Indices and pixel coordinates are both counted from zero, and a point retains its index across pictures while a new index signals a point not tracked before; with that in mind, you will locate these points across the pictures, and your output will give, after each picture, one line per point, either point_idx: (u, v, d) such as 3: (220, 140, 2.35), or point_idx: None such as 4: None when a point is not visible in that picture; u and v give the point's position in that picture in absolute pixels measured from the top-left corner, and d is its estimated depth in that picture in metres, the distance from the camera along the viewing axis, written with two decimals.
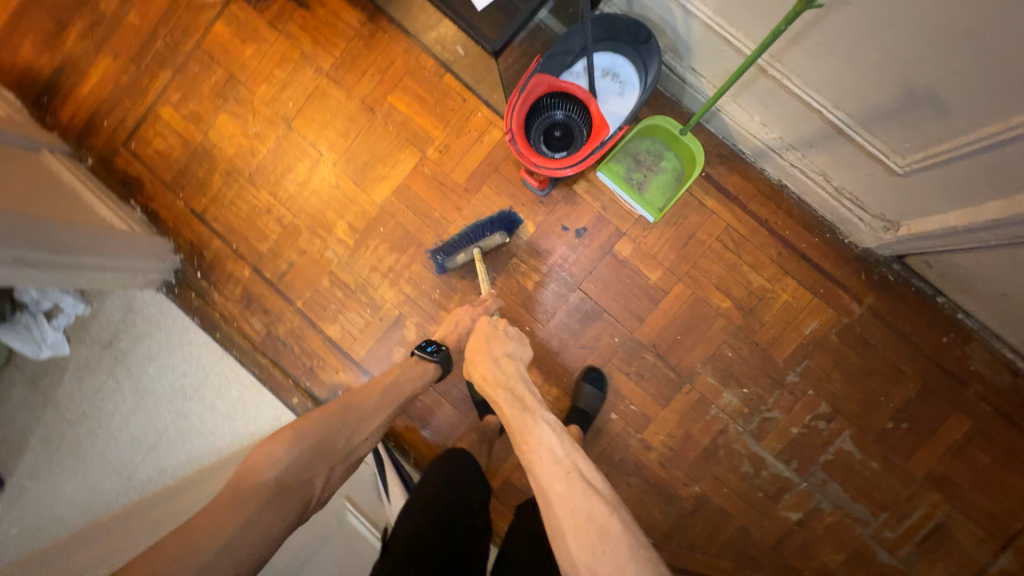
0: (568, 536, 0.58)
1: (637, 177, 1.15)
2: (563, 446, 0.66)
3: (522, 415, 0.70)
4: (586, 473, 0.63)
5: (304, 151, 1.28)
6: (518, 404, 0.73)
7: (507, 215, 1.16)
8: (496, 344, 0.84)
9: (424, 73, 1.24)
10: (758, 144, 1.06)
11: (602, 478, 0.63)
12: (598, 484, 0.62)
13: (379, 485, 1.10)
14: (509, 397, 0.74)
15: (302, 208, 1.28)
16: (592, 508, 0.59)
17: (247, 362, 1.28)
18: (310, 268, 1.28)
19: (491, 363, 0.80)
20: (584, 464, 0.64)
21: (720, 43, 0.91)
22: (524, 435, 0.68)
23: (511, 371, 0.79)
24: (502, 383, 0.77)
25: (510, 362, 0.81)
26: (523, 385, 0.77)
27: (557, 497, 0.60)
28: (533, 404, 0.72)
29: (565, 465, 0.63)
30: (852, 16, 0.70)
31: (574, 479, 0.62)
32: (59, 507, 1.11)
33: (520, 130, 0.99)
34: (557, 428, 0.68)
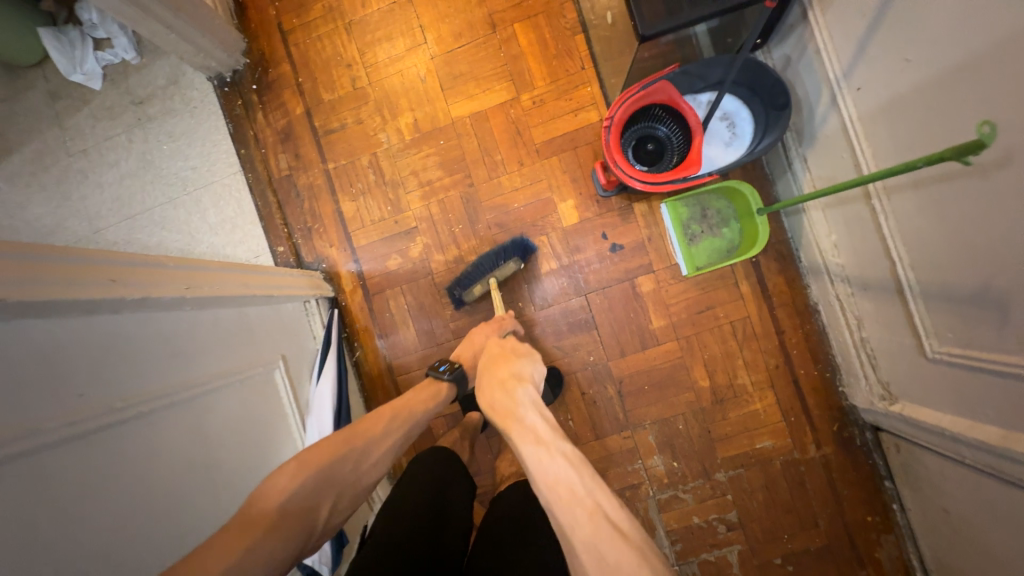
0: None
1: (694, 228, 1.15)
2: (583, 483, 0.58)
3: (536, 451, 0.63)
4: (611, 517, 0.55)
5: (411, 30, 1.23)
6: (530, 434, 0.67)
7: (522, 241, 1.16)
8: (503, 368, 0.82)
9: (562, 22, 1.19)
10: (819, 261, 1.05)
11: (628, 519, 0.55)
12: (626, 528, 0.54)
13: (315, 364, 1.09)
14: (519, 428, 0.68)
15: (381, 80, 1.24)
16: (619, 562, 0.50)
17: (255, 192, 1.25)
18: (358, 140, 1.24)
19: (497, 389, 0.77)
20: (608, 503, 0.56)
21: (843, 149, 0.88)
22: (544, 471, 0.61)
23: (521, 395, 0.75)
24: (511, 410, 0.72)
25: (519, 385, 0.77)
26: (533, 409, 0.71)
27: (584, 552, 0.52)
28: (548, 434, 0.66)
29: (587, 506, 0.56)
30: (982, 190, 0.66)
31: (600, 525, 0.53)
32: (42, 218, 1.25)
33: (619, 124, 0.95)
34: (574, 461, 0.61)
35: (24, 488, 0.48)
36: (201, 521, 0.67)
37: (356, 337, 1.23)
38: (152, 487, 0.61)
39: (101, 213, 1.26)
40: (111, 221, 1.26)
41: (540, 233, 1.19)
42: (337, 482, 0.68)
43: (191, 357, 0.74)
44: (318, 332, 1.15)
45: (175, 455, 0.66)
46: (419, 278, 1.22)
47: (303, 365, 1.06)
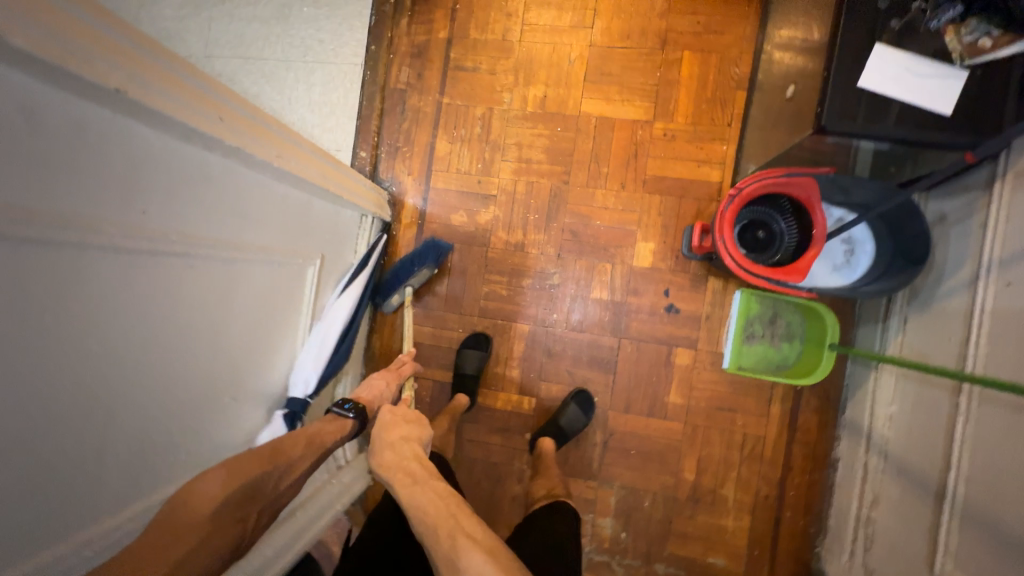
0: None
1: (755, 329, 1.06)
2: (445, 509, 0.67)
3: (411, 492, 0.71)
4: (469, 532, 0.64)
5: (583, 9, 1.18)
6: (409, 479, 0.73)
7: (434, 245, 1.15)
8: (394, 428, 0.83)
9: (731, 71, 1.13)
10: (865, 422, 0.99)
11: (484, 531, 0.65)
12: (482, 540, 0.63)
13: (346, 276, 1.07)
14: (401, 480, 0.73)
15: (531, 44, 1.20)
16: (467, 568, 0.59)
17: (365, 90, 1.23)
18: (481, 88, 1.21)
19: (385, 448, 0.80)
20: (467, 522, 0.66)
21: (955, 333, 0.82)
22: (419, 511, 0.68)
23: (405, 450, 0.79)
24: (398, 463, 0.76)
25: (405, 441, 0.80)
26: (418, 462, 0.76)
27: (447, 572, 0.60)
28: (424, 477, 0.73)
29: (447, 527, 0.65)
30: None
31: (458, 540, 0.62)
32: (168, 22, 1.26)
33: (743, 199, 0.90)
34: (444, 496, 0.70)
35: (63, 277, 0.47)
36: (190, 379, 0.67)
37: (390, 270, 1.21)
38: (165, 326, 0.60)
39: (220, 41, 1.26)
40: (225, 54, 1.26)
41: (606, 259, 1.14)
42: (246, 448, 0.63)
43: (249, 222, 0.73)
44: (360, 248, 1.14)
45: (196, 305, 0.65)
46: (475, 244, 1.19)
47: (334, 272, 1.04)
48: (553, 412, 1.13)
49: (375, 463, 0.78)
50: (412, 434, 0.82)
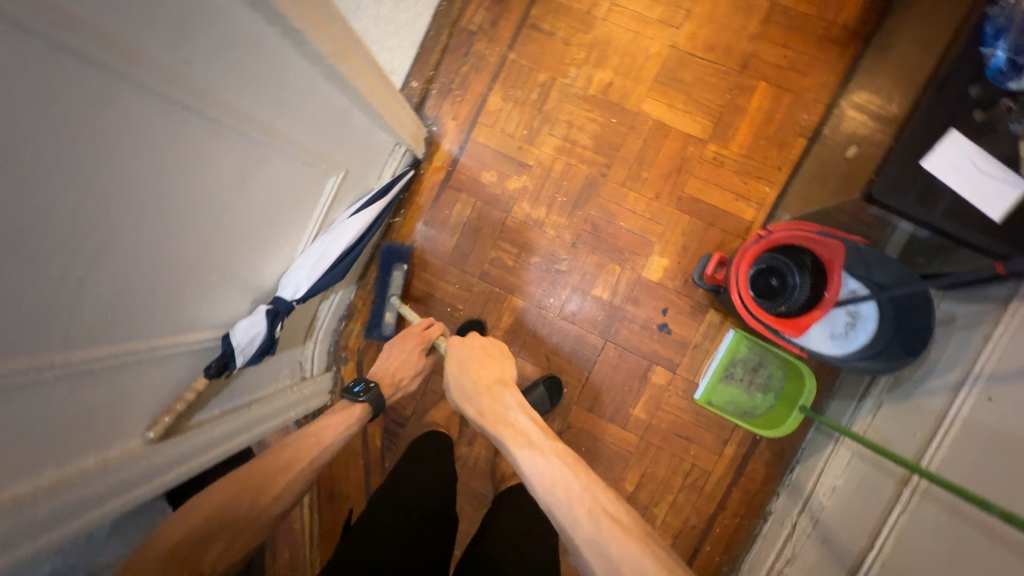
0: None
1: (735, 372, 1.10)
2: (579, 481, 0.64)
3: (533, 456, 0.69)
4: (607, 509, 0.61)
5: (676, 7, 1.14)
6: (523, 438, 0.72)
7: (387, 249, 1.16)
8: (483, 371, 0.87)
9: (798, 116, 1.11)
10: (808, 486, 1.02)
11: (626, 513, 0.61)
12: (629, 524, 0.58)
13: (363, 197, 1.06)
14: (508, 433, 0.74)
15: (614, 26, 1.16)
16: (621, 557, 0.55)
17: (435, 20, 1.19)
18: (550, 55, 1.18)
19: (484, 395, 0.83)
20: (608, 501, 0.62)
21: (922, 428, 0.84)
22: (539, 471, 0.67)
23: (507, 401, 0.81)
24: (503, 415, 0.78)
25: (501, 387, 0.83)
26: (523, 413, 0.77)
27: (592, 556, 0.56)
28: (538, 439, 0.72)
29: (587, 504, 0.61)
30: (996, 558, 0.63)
31: (601, 521, 0.59)
32: None
33: (768, 244, 0.89)
34: (565, 458, 0.68)
35: (94, 97, 0.44)
36: (187, 246, 0.66)
37: (406, 206, 1.20)
38: (179, 184, 0.59)
39: None
40: None
41: (618, 261, 1.14)
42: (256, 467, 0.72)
43: (285, 109, 0.72)
44: (384, 176, 1.12)
45: (213, 173, 0.64)
46: (497, 207, 1.18)
47: (353, 190, 1.03)
48: (521, 388, 1.14)
49: (473, 409, 0.82)
50: (502, 377, 0.86)
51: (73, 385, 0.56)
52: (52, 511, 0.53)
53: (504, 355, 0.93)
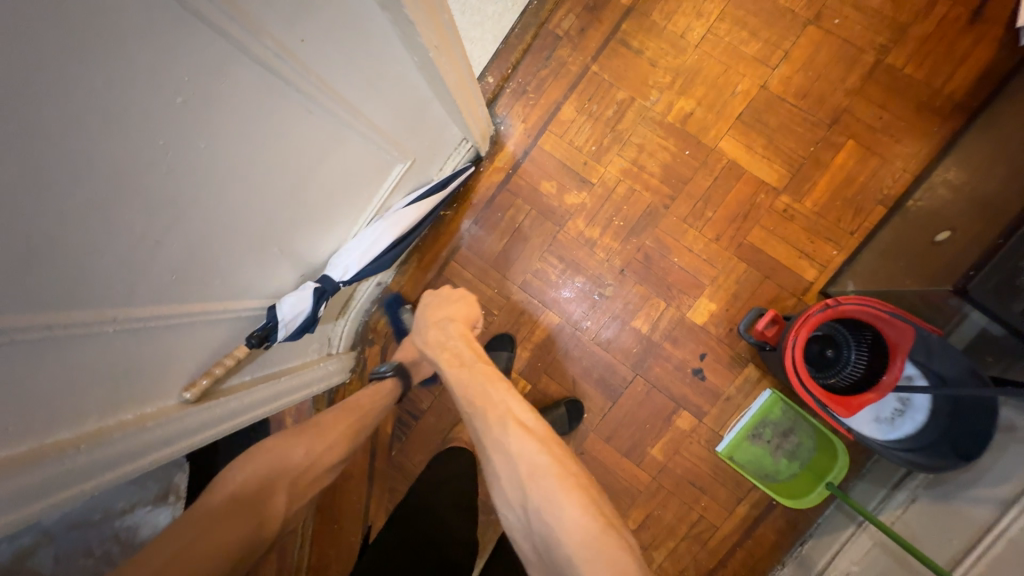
0: (504, 482, 0.62)
1: (763, 432, 1.07)
2: (496, 394, 0.69)
3: (460, 374, 0.74)
4: (516, 416, 0.66)
5: (775, 46, 1.09)
6: (456, 360, 0.76)
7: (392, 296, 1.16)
8: (440, 310, 0.89)
9: (881, 183, 1.05)
10: (819, 565, 0.99)
11: (535, 421, 0.66)
12: (532, 428, 0.64)
13: (422, 187, 1.04)
14: (443, 356, 0.78)
15: (706, 55, 1.11)
16: (517, 453, 0.61)
17: (523, 18, 1.16)
18: (634, 75, 1.14)
19: (431, 326, 0.85)
20: (519, 410, 0.67)
21: (958, 535, 0.80)
22: (467, 389, 0.71)
23: (450, 332, 0.83)
24: (443, 341, 0.81)
25: (448, 321, 0.85)
26: (464, 343, 0.80)
27: (497, 453, 0.63)
28: (471, 360, 0.76)
29: (496, 411, 0.67)
30: None
31: (506, 424, 0.64)
32: None
33: (834, 313, 0.86)
34: (489, 377, 0.72)
35: (208, 64, 0.44)
36: (255, 216, 0.65)
37: (459, 201, 1.18)
38: (261, 155, 0.58)
39: None
40: None
41: (664, 297, 1.11)
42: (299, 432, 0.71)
43: (373, 93, 0.70)
44: (445, 169, 1.10)
45: (294, 149, 0.63)
46: (550, 219, 1.15)
47: (415, 178, 1.01)
48: (542, 406, 1.13)
49: (421, 334, 0.86)
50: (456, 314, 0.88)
51: (127, 341, 0.55)
52: (90, 461, 0.53)
53: (464, 295, 0.95)
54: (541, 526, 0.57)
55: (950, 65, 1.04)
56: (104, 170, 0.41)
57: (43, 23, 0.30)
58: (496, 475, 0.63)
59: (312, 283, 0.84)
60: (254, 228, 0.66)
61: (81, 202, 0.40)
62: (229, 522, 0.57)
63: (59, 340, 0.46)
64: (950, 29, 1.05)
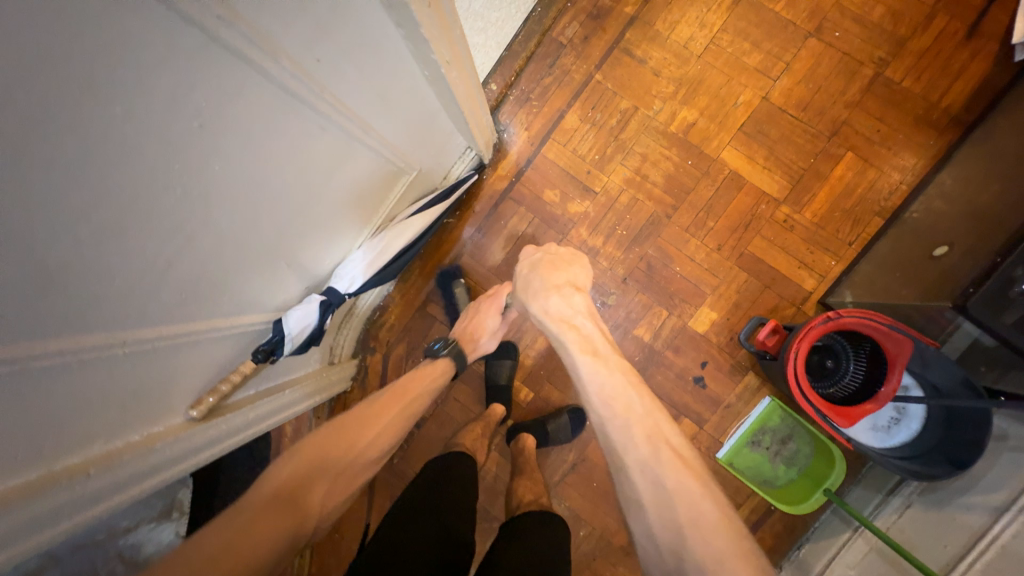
0: (646, 511, 0.59)
1: (762, 439, 1.09)
2: (642, 404, 0.67)
3: (595, 364, 0.71)
4: (671, 444, 0.63)
5: (776, 58, 1.10)
6: (589, 347, 0.74)
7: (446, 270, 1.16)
8: (556, 273, 0.85)
9: (878, 194, 1.08)
10: (816, 569, 1.01)
11: (685, 447, 0.64)
12: (688, 459, 0.62)
13: (426, 196, 1.04)
14: (574, 340, 0.75)
15: (708, 65, 1.12)
16: (676, 490, 0.58)
17: (527, 25, 1.15)
18: (637, 84, 1.14)
19: (552, 293, 0.81)
20: (670, 433, 0.65)
21: (951, 541, 0.83)
22: (615, 395, 0.68)
23: (578, 308, 0.80)
24: (570, 318, 0.79)
25: (572, 291, 0.82)
26: (591, 323, 0.79)
27: (644, 476, 0.60)
28: (607, 352, 0.75)
29: (647, 429, 0.64)
30: None
31: (660, 449, 0.62)
32: None
33: (836, 326, 0.87)
34: (631, 383, 0.70)
35: (225, 87, 0.44)
36: (267, 231, 0.65)
37: (463, 209, 1.18)
38: (273, 173, 0.58)
39: None
40: None
41: (666, 306, 1.12)
42: (335, 431, 0.70)
43: (383, 106, 0.70)
44: (449, 178, 1.10)
45: (305, 165, 0.63)
46: (553, 227, 1.16)
47: (420, 188, 1.00)
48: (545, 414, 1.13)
49: (532, 301, 0.82)
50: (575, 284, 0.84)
51: (137, 361, 0.54)
52: (98, 486, 0.52)
53: (575, 255, 0.91)
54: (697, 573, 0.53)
55: (946, 80, 1.06)
56: (119, 199, 0.40)
57: (66, 54, 0.30)
58: (640, 498, 0.59)
59: (317, 295, 0.83)
60: (266, 242, 0.66)
61: (94, 230, 0.39)
62: (280, 512, 0.55)
63: (71, 366, 0.45)
64: (947, 43, 1.07)
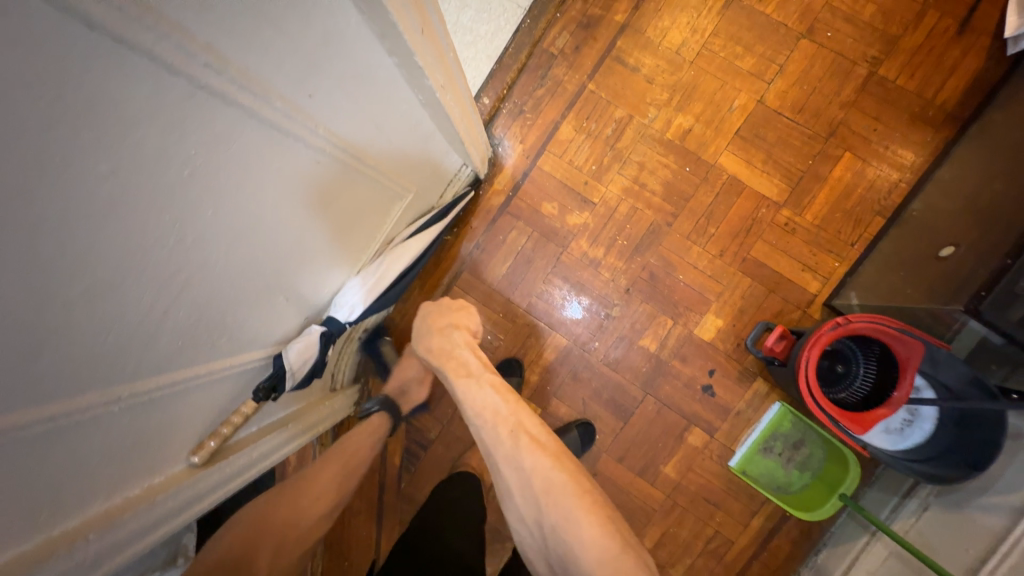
0: (515, 500, 0.61)
1: (774, 446, 1.08)
2: (508, 406, 0.67)
3: (468, 383, 0.70)
4: (530, 432, 0.64)
5: (770, 60, 1.10)
6: (464, 370, 0.74)
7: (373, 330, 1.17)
8: (440, 313, 0.85)
9: (879, 193, 1.07)
10: (835, 575, 1.00)
11: (548, 437, 0.65)
12: (545, 443, 0.63)
13: (423, 216, 1.02)
14: (451, 369, 0.75)
15: (701, 71, 1.11)
16: (536, 472, 0.60)
17: (517, 38, 1.14)
18: (631, 92, 1.13)
19: (434, 333, 0.81)
20: (530, 424, 0.65)
21: (972, 544, 0.82)
22: (475, 401, 0.69)
23: (457, 339, 0.81)
24: (450, 352, 0.78)
25: (452, 327, 0.82)
26: (470, 350, 0.78)
27: (507, 467, 0.62)
28: (477, 370, 0.74)
29: (508, 424, 0.65)
30: None
31: (519, 438, 0.63)
32: None
33: (846, 332, 0.86)
34: (500, 388, 0.70)
35: (217, 132, 0.42)
36: (263, 269, 0.63)
37: (460, 226, 1.16)
38: (269, 211, 0.57)
39: None
40: None
41: (671, 315, 1.11)
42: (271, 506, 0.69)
43: (377, 134, 0.68)
44: (446, 196, 1.08)
45: (300, 200, 0.61)
46: (552, 240, 1.14)
47: (416, 208, 0.98)
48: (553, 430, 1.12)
49: (422, 341, 0.82)
50: (459, 321, 0.85)
51: (134, 415, 0.52)
52: (98, 549, 0.49)
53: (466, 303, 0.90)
54: (558, 541, 0.57)
55: (940, 76, 1.06)
56: (110, 255, 0.38)
57: (49, 116, 0.28)
58: (510, 492, 0.62)
59: (317, 326, 0.81)
60: (262, 280, 0.64)
61: (85, 290, 0.37)
62: None
63: (66, 429, 0.43)
64: (939, 40, 1.06)
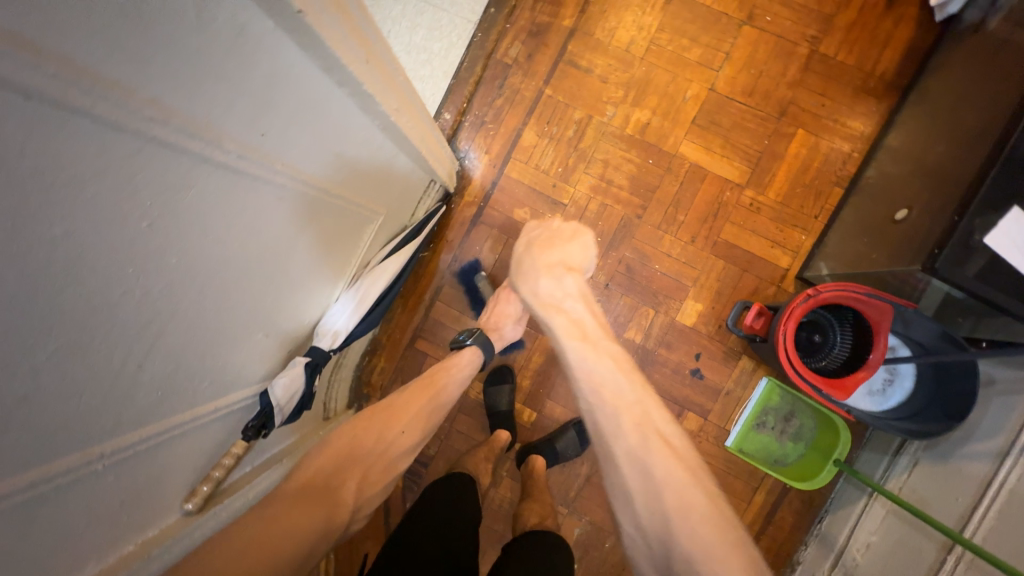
0: (633, 506, 0.54)
1: (767, 420, 1.11)
2: (631, 390, 0.59)
3: (583, 349, 0.62)
4: (661, 432, 0.57)
5: (716, 49, 1.13)
6: (576, 331, 0.65)
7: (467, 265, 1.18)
8: (551, 250, 0.73)
9: (834, 165, 1.11)
10: (840, 540, 1.02)
11: (679, 438, 0.58)
12: (680, 450, 0.56)
13: (396, 237, 1.02)
14: (560, 325, 0.66)
15: (652, 66, 1.14)
16: (666, 482, 0.53)
17: (471, 51, 1.16)
18: (587, 92, 1.15)
19: (544, 274, 0.70)
20: (657, 418, 0.58)
21: (962, 492, 0.84)
22: (597, 376, 0.60)
23: (569, 288, 0.70)
24: (558, 303, 0.68)
25: (566, 272, 0.71)
26: (582, 305, 0.68)
27: (632, 468, 0.54)
28: (596, 335, 0.65)
29: (634, 416, 0.57)
30: None
31: (650, 438, 0.56)
32: None
33: (817, 302, 0.89)
34: (623, 367, 0.61)
35: (173, 182, 0.43)
36: (239, 308, 0.63)
37: (436, 241, 1.17)
38: (236, 252, 0.57)
39: None
40: None
41: (652, 304, 1.13)
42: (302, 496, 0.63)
43: (339, 163, 0.70)
44: (417, 214, 1.09)
45: (268, 236, 0.62)
46: None
47: (387, 229, 0.99)
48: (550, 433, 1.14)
49: (524, 284, 0.71)
50: (572, 265, 0.72)
51: (120, 471, 0.51)
52: None
53: (576, 233, 0.77)
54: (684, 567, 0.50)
55: (876, 49, 1.11)
56: (76, 316, 0.38)
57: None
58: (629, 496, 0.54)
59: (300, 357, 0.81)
60: (239, 319, 0.64)
61: (54, 351, 0.37)
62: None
63: (49, 494, 0.43)
64: (871, 15, 1.11)
